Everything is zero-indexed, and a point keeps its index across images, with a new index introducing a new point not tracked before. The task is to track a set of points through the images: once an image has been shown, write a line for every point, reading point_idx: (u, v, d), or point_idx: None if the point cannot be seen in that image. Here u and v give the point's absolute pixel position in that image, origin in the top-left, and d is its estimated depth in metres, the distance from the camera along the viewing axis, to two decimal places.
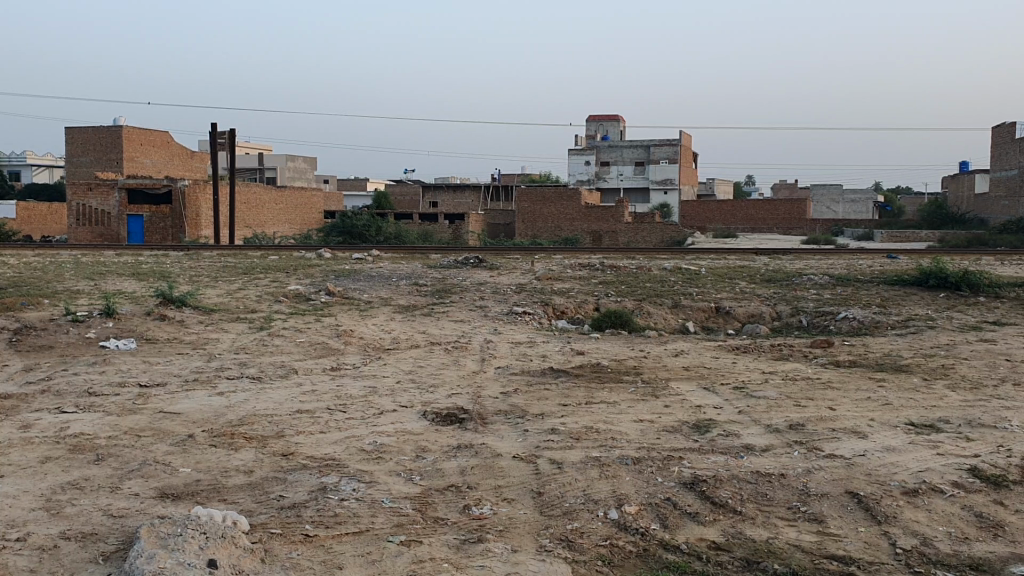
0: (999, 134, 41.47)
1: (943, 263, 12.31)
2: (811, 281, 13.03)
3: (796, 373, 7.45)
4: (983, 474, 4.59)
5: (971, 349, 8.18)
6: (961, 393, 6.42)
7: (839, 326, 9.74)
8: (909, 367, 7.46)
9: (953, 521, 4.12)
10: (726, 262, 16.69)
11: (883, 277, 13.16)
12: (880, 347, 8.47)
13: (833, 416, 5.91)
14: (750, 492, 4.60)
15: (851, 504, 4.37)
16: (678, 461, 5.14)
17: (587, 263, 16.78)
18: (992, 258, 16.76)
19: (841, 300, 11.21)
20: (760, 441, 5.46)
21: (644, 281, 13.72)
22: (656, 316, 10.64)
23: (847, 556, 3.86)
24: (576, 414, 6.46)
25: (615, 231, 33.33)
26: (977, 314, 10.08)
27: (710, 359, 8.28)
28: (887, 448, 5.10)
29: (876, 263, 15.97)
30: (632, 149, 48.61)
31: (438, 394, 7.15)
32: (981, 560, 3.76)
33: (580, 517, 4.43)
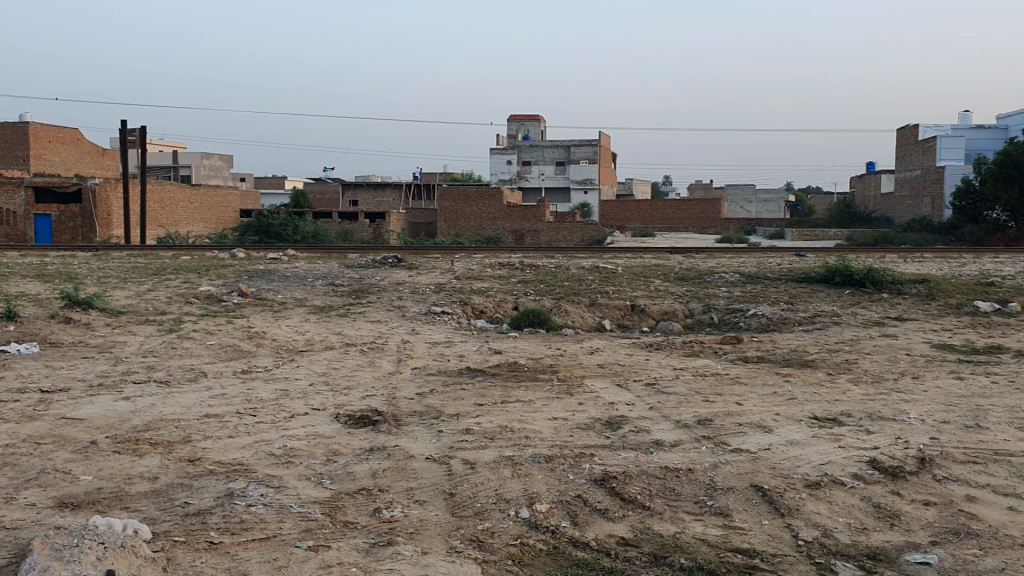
0: (902, 137, 43.11)
1: (849, 261, 12.65)
2: (722, 279, 13.28)
3: (706, 368, 7.57)
4: (881, 465, 4.72)
5: (874, 344, 8.42)
6: (862, 387, 6.62)
7: (749, 323, 9.93)
8: (813, 363, 7.66)
9: (853, 512, 4.22)
10: (641, 261, 16.92)
11: (791, 275, 13.50)
12: (788, 343, 8.68)
13: (740, 411, 6.01)
14: (658, 487, 4.64)
15: (755, 497, 4.45)
16: (590, 458, 5.16)
17: (506, 262, 16.77)
18: (897, 256, 17.30)
19: (751, 298, 11.46)
20: (669, 436, 5.52)
21: (561, 280, 13.76)
22: (573, 314, 10.70)
23: (750, 548, 3.93)
24: (492, 413, 6.44)
25: (538, 231, 33.55)
26: (880, 310, 10.39)
27: (624, 356, 8.35)
28: (791, 442, 5.22)
29: (784, 261, 16.36)
30: (553, 149, 48.78)
31: (351, 396, 7.05)
32: (878, 549, 3.84)
33: (491, 517, 4.41)
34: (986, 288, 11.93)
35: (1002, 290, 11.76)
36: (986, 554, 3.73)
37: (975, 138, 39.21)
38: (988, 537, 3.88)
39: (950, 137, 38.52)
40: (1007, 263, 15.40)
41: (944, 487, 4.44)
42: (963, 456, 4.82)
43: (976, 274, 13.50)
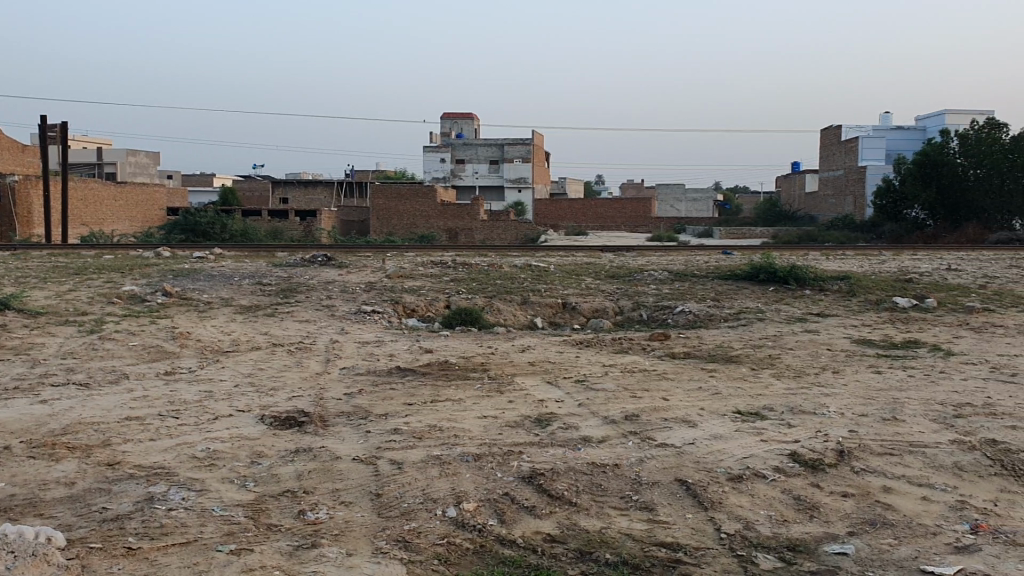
0: (826, 138, 44.19)
1: (774, 258, 12.89)
2: (651, 277, 13.42)
3: (634, 365, 7.64)
4: (802, 458, 4.80)
5: (796, 339, 8.59)
6: (784, 381, 6.76)
7: (677, 320, 10.04)
8: (738, 358, 7.78)
9: (774, 505, 4.29)
10: (572, 259, 17.01)
11: (717, 273, 13.70)
12: (713, 339, 8.80)
13: (666, 406, 6.07)
14: (585, 483, 4.66)
15: (679, 492, 4.50)
16: (518, 456, 5.16)
17: (437, 260, 16.69)
18: (820, 253, 17.69)
19: (679, 295, 11.60)
20: (597, 433, 5.55)
21: (494, 279, 13.73)
22: (505, 312, 10.70)
23: (674, 542, 3.96)
24: (421, 412, 6.40)
25: (472, 229, 33.55)
26: (802, 307, 10.61)
27: (554, 354, 8.37)
28: (714, 436, 5.29)
29: (711, 259, 16.62)
30: (486, 148, 48.66)
31: (277, 397, 6.93)
32: (798, 541, 3.90)
33: (417, 517, 4.38)
34: (905, 284, 12.27)
35: (919, 286, 12.10)
36: (901, 543, 3.81)
37: (895, 139, 40.11)
38: (903, 526, 3.97)
39: (870, 138, 39.55)
40: (925, 260, 15.87)
41: (862, 479, 4.54)
42: (879, 448, 4.94)
43: (895, 271, 13.89)
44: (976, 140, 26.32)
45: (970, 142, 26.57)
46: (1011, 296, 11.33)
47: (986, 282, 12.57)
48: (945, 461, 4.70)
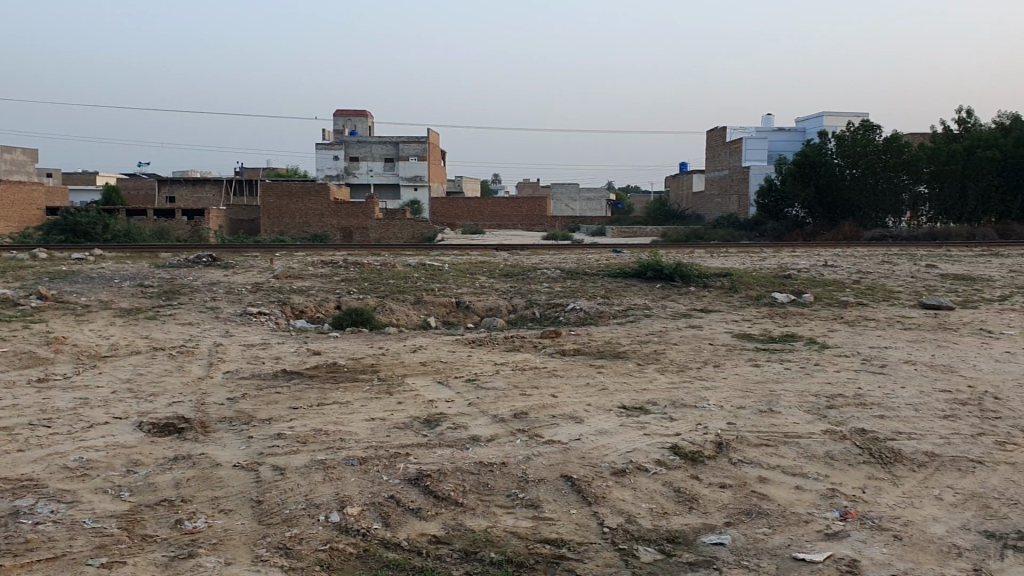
0: (712, 138, 45.49)
1: (660, 256, 13.13)
2: (543, 275, 13.52)
3: (525, 363, 7.66)
4: (682, 451, 4.90)
5: (681, 335, 8.78)
6: (669, 375, 6.91)
7: (568, 318, 10.11)
8: (625, 354, 7.91)
9: (655, 498, 4.36)
10: (466, 257, 16.98)
11: (608, 270, 13.90)
12: (603, 335, 8.93)
13: (554, 403, 6.12)
14: (472, 483, 4.64)
15: (565, 488, 4.52)
16: (404, 458, 5.09)
17: (329, 260, 16.41)
18: (704, 251, 18.14)
19: (570, 293, 11.71)
20: (485, 432, 5.53)
21: (385, 278, 13.57)
22: (397, 312, 10.60)
23: (558, 538, 3.98)
24: (306, 416, 6.27)
25: (367, 227, 33.16)
26: (687, 303, 10.84)
27: (446, 353, 8.33)
28: (599, 431, 5.35)
29: (602, 257, 16.82)
30: (382, 146, 48.52)
31: (156, 403, 6.67)
32: (677, 533, 3.98)
33: (299, 524, 4.27)
34: (783, 280, 12.72)
35: (797, 282, 12.54)
36: (774, 532, 3.92)
37: (776, 139, 41.41)
38: (777, 515, 4.08)
39: (754, 139, 40.89)
40: (803, 256, 16.45)
41: (739, 471, 4.66)
42: (757, 439, 5.07)
43: (775, 267, 14.37)
44: (851, 141, 27.09)
45: (845, 142, 27.41)
46: (882, 290, 11.85)
47: (859, 277, 13.14)
48: (818, 451, 4.86)
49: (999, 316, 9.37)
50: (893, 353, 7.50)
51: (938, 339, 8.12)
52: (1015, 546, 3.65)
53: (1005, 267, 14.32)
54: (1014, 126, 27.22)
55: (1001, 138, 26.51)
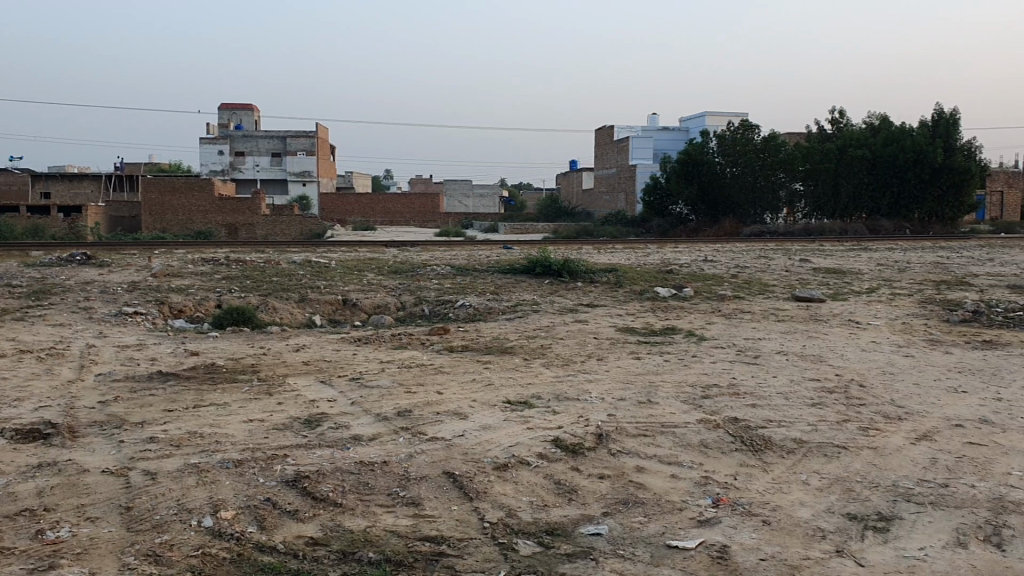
0: (600, 136, 46.23)
1: (548, 252, 13.23)
2: (433, 271, 13.43)
3: (411, 360, 7.59)
4: (564, 444, 4.92)
5: (567, 329, 8.87)
6: (553, 369, 6.96)
7: (457, 314, 10.07)
8: (512, 349, 7.93)
9: (535, 491, 4.38)
10: (355, 254, 16.73)
11: (497, 267, 13.91)
12: (491, 331, 8.94)
13: (439, 399, 6.08)
14: (352, 483, 4.55)
15: (447, 484, 4.48)
16: (282, 459, 4.97)
17: (211, 258, 15.92)
18: (591, 247, 18.36)
19: (459, 289, 11.68)
20: (367, 431, 5.44)
21: (271, 276, 13.26)
22: (281, 310, 10.35)
23: (438, 536, 3.95)
24: (181, 419, 6.06)
25: (253, 224, 31.75)
26: (574, 298, 10.97)
27: (330, 352, 8.19)
28: (483, 427, 5.33)
29: (492, 253, 16.83)
30: (268, 140, 47.24)
31: (21, 409, 6.33)
32: (556, 525, 3.99)
33: (170, 530, 4.10)
34: (666, 275, 12.99)
35: (679, 277, 12.84)
36: (650, 520, 3.99)
37: (662, 139, 42.45)
38: (653, 504, 4.16)
39: (641, 138, 41.67)
40: (685, 252, 16.88)
41: (618, 461, 4.72)
42: (635, 430, 5.15)
43: (658, 263, 14.69)
44: (731, 140, 27.71)
45: (725, 140, 27.98)
46: (759, 284, 12.26)
47: (738, 272, 13.54)
48: (693, 439, 4.98)
49: (866, 307, 9.81)
50: (767, 344, 7.74)
51: (809, 330, 8.44)
52: (875, 527, 3.81)
53: (873, 261, 15.00)
54: (883, 127, 28.49)
55: (870, 138, 27.75)
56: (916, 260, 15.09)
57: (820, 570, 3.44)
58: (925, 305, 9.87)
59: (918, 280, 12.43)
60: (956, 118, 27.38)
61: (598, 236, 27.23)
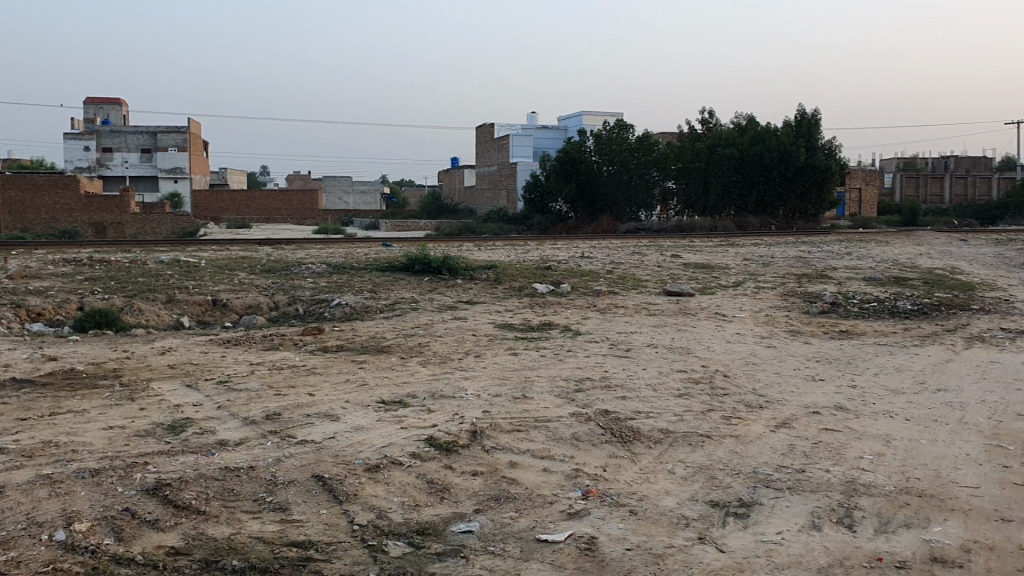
0: (481, 134, 46.40)
1: (427, 249, 13.13)
2: (308, 270, 13.16)
3: (283, 361, 7.40)
4: (437, 442, 4.86)
5: (445, 327, 8.83)
6: (430, 367, 6.91)
7: (332, 313, 9.88)
8: (388, 348, 7.84)
9: (407, 490, 4.31)
10: (227, 253, 16.23)
11: (374, 264, 13.72)
12: (367, 330, 8.81)
13: (311, 401, 5.94)
14: (216, 489, 4.36)
15: (315, 487, 4.35)
16: (142, 467, 4.74)
17: (73, 258, 15.16)
18: (471, 243, 18.39)
19: (335, 288, 11.46)
20: (235, 435, 5.27)
21: (137, 276, 12.72)
22: (147, 312, 9.92)
23: (306, 540, 3.83)
24: (34, 428, 5.71)
25: (121, 222, 30.41)
26: (454, 295, 10.96)
27: (198, 354, 7.91)
28: (356, 428, 5.23)
29: (371, 251, 16.65)
30: (137, 136, 45.62)
31: None
32: (428, 524, 3.94)
33: (17, 546, 3.81)
34: (544, 271, 13.09)
35: (557, 273, 12.94)
36: (520, 515, 3.99)
37: (541, 138, 43.15)
38: (524, 499, 4.16)
39: (521, 137, 41.96)
40: (563, 248, 17.09)
41: (491, 458, 4.70)
42: (509, 426, 5.15)
43: (537, 259, 14.81)
44: (608, 138, 28.37)
45: (603, 138, 28.62)
46: (633, 279, 12.49)
47: (613, 268, 13.77)
48: (565, 433, 5.02)
49: (733, 300, 10.15)
50: (638, 338, 7.89)
51: (679, 323, 8.66)
52: (736, 513, 3.92)
53: (740, 256, 15.52)
54: (750, 126, 29.57)
55: (738, 138, 28.62)
56: (781, 254, 15.67)
57: (683, 558, 3.51)
58: (787, 298, 10.25)
59: (782, 273, 12.91)
60: (817, 118, 28.66)
61: (481, 236, 23.57)
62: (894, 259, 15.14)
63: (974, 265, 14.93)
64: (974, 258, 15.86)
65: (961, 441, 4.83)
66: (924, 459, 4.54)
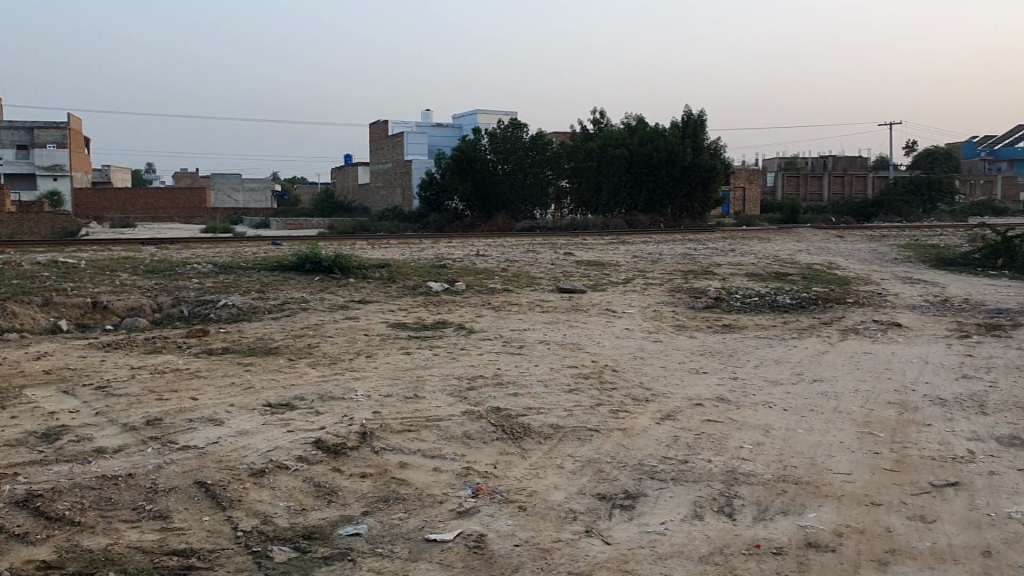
0: (374, 132, 45.98)
1: (317, 248, 12.90)
2: (194, 270, 12.76)
3: (166, 365, 7.16)
4: (325, 444, 4.78)
5: (336, 327, 8.70)
6: (319, 368, 6.81)
7: (219, 313, 9.61)
8: (276, 349, 7.68)
9: (293, 495, 4.23)
10: (108, 254, 15.62)
11: (263, 264, 13.40)
12: (255, 332, 8.61)
13: (194, 405, 5.77)
14: (92, 499, 4.17)
15: (198, 494, 4.22)
16: (12, 479, 4.49)
17: None
18: (365, 242, 18.19)
19: (222, 288, 11.16)
20: (113, 442, 5.07)
21: (10, 278, 12.09)
22: (21, 315, 9.41)
23: (186, 549, 3.71)
24: None
25: None
26: (345, 294, 10.81)
27: (75, 359, 7.57)
28: (240, 432, 5.10)
29: (260, 250, 16.28)
30: (11, 132, 43.47)
31: None
32: (314, 528, 3.87)
33: None
34: (438, 269, 13.05)
35: (451, 272, 12.90)
36: (409, 516, 3.96)
37: (435, 135, 43.12)
38: (413, 499, 4.14)
39: (415, 134, 41.72)
40: (457, 246, 17.05)
41: (380, 458, 4.66)
42: (399, 426, 5.12)
43: (431, 257, 14.75)
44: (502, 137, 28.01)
45: (497, 137, 28.29)
46: (526, 277, 12.57)
47: (507, 265, 13.85)
48: (456, 431, 5.01)
49: (623, 297, 10.33)
50: (530, 335, 7.95)
51: (571, 319, 8.76)
52: (622, 505, 3.99)
53: (631, 253, 15.80)
54: (639, 127, 30.15)
55: (628, 138, 29.11)
56: (669, 252, 16.04)
57: (569, 551, 3.55)
58: (674, 293, 10.50)
59: (669, 270, 13.19)
60: (703, 119, 29.35)
61: (378, 236, 21.39)
62: (775, 255, 15.65)
63: (849, 260, 15.58)
64: (849, 254, 16.55)
65: (835, 429, 5.03)
66: (801, 447, 4.71)
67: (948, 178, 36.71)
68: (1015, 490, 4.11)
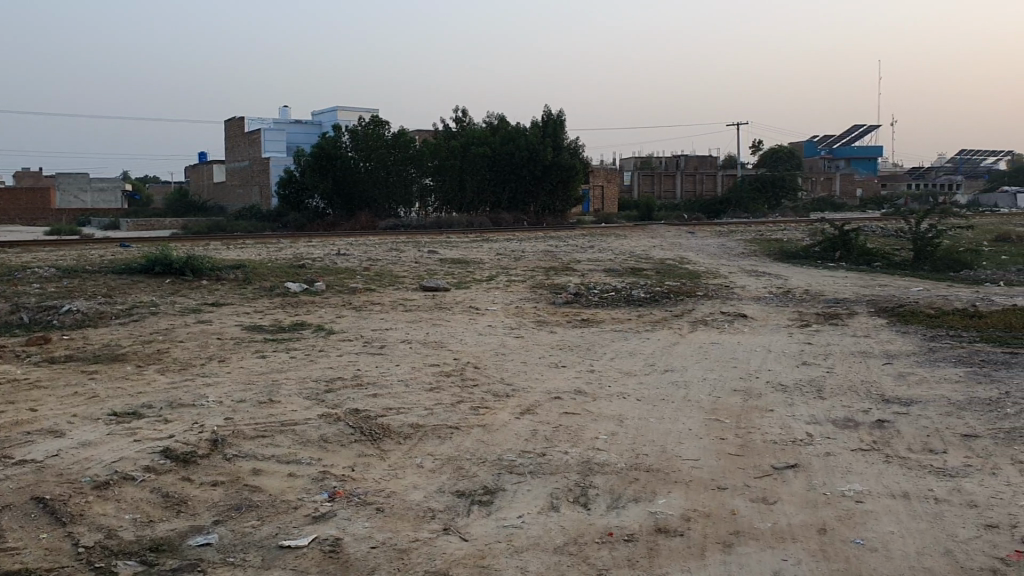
0: (230, 129, 44.52)
1: (168, 248, 12.40)
2: (34, 275, 12.06)
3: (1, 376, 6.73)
4: (173, 453, 4.61)
5: (188, 331, 8.40)
6: (168, 375, 6.56)
7: (62, 320, 9.11)
8: (124, 356, 7.36)
9: (140, 506, 4.06)
10: None
11: (111, 266, 12.79)
12: (100, 338, 8.22)
13: (32, 417, 5.46)
14: None
15: (35, 511, 3.99)
16: None
17: None
18: (221, 243, 17.66)
19: (65, 293, 10.60)
20: None
21: None
22: None
23: (22, 569, 3.49)
24: None
25: None
26: (198, 297, 10.45)
27: None
28: (82, 444, 4.86)
29: (106, 253, 15.52)
30: None
31: None
32: (162, 540, 3.73)
33: None
34: (297, 270, 12.79)
35: (310, 271, 12.67)
36: (263, 523, 3.88)
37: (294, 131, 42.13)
38: (266, 506, 4.05)
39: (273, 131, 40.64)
40: (316, 246, 16.75)
41: (233, 465, 4.54)
42: (253, 432, 4.99)
43: (290, 257, 14.42)
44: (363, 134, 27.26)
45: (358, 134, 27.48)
46: (388, 276, 12.47)
47: (368, 264, 13.71)
48: (312, 435, 4.92)
49: (484, 294, 10.40)
50: (391, 334, 7.90)
51: (433, 318, 8.75)
52: (480, 501, 4.01)
53: (492, 251, 15.91)
54: (502, 125, 30.34)
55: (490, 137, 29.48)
56: (529, 248, 16.23)
57: (425, 551, 3.54)
58: (534, 290, 10.63)
59: (530, 267, 13.38)
60: (563, 118, 29.96)
61: (233, 237, 20.75)
62: (631, 251, 16.09)
63: (700, 255, 16.16)
64: (700, 248, 17.21)
65: (685, 418, 5.20)
66: (652, 436, 4.85)
67: (791, 175, 38.68)
68: (848, 469, 4.36)
